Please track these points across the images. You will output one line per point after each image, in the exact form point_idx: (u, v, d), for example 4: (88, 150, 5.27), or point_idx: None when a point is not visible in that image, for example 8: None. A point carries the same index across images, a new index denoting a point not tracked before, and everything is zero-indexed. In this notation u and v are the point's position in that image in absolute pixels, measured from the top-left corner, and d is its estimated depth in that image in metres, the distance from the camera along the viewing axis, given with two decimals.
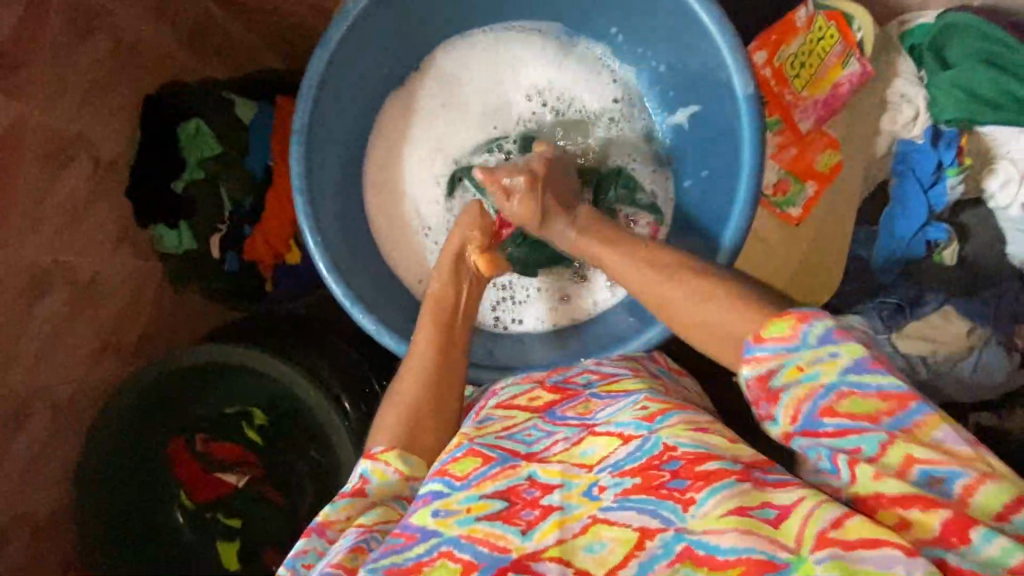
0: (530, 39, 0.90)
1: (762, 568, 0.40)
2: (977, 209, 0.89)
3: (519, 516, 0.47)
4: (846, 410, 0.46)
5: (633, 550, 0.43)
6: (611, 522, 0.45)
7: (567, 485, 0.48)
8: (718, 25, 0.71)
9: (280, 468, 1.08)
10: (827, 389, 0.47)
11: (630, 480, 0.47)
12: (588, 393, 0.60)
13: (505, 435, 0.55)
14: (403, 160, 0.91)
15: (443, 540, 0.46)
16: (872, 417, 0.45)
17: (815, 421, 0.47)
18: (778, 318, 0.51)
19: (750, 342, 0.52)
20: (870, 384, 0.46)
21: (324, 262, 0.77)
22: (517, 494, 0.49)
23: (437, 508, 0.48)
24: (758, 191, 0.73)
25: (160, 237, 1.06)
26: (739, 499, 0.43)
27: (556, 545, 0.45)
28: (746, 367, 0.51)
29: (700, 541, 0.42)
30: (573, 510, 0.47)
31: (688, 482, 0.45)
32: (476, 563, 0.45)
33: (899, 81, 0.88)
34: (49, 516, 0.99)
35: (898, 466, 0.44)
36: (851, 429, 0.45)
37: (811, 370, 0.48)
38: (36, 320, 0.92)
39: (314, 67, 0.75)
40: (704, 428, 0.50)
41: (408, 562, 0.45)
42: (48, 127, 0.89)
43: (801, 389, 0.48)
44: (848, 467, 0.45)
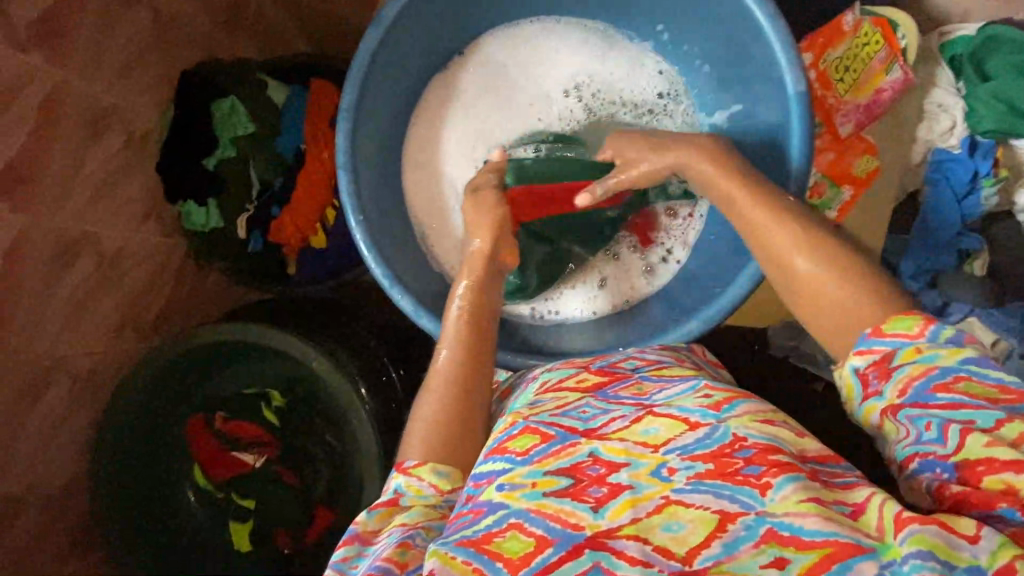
0: (576, 32, 0.91)
1: (851, 550, 0.40)
2: (1008, 221, 0.90)
3: (587, 493, 0.47)
4: (963, 389, 0.46)
5: (715, 531, 0.43)
6: (688, 505, 0.45)
7: (634, 464, 0.48)
8: (771, 24, 0.71)
9: (299, 451, 1.07)
10: (945, 370, 0.47)
11: (703, 465, 0.47)
12: (637, 377, 0.61)
13: (559, 413, 0.56)
14: (444, 146, 0.91)
15: (511, 512, 0.46)
16: (988, 398, 0.45)
17: (927, 395, 0.47)
18: (903, 316, 0.51)
19: (868, 334, 0.52)
20: (989, 374, 0.46)
21: (364, 239, 0.77)
22: (581, 471, 0.49)
23: (502, 483, 0.49)
24: (804, 188, 0.73)
25: (188, 213, 1.06)
26: (815, 491, 0.44)
27: (631, 524, 0.45)
28: (859, 355, 0.52)
29: (784, 523, 0.42)
30: (644, 490, 0.46)
31: (763, 468, 0.45)
32: (549, 539, 0.44)
33: (938, 90, 0.90)
34: (64, 488, 0.99)
35: (1014, 438, 0.43)
36: (966, 403, 0.45)
37: (929, 353, 0.48)
38: (60, 289, 0.92)
39: (366, 45, 0.75)
40: (772, 419, 0.50)
41: (478, 534, 0.46)
42: (85, 98, 0.90)
43: (916, 368, 0.48)
44: (959, 436, 0.44)
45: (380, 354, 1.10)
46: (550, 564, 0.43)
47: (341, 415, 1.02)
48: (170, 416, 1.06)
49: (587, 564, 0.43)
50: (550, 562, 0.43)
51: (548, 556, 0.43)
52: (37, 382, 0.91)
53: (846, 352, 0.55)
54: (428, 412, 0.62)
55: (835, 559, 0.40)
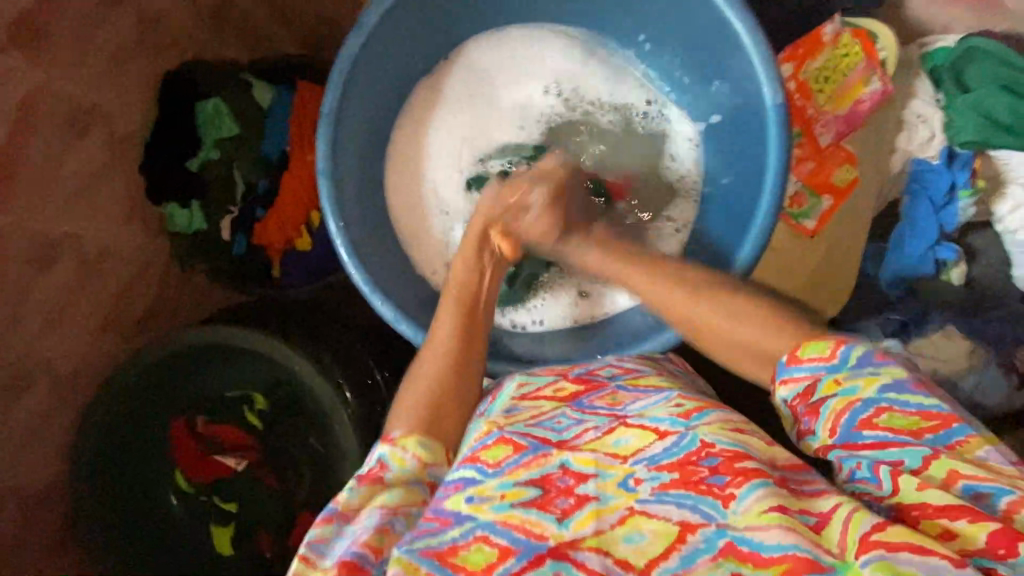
0: (562, 37, 0.91)
1: (808, 566, 0.40)
2: (985, 231, 0.93)
3: (554, 504, 0.47)
4: (885, 424, 0.47)
5: (674, 543, 0.44)
6: (650, 516, 0.45)
7: (602, 475, 0.49)
8: (751, 36, 0.72)
9: (281, 454, 1.07)
10: (868, 402, 0.49)
11: (668, 475, 0.48)
12: (613, 386, 0.62)
13: (534, 423, 0.56)
14: (428, 151, 0.91)
15: (478, 524, 0.46)
16: (912, 432, 0.46)
17: (855, 432, 0.49)
18: (816, 339, 0.54)
19: (785, 362, 0.55)
20: (910, 400, 0.48)
21: (344, 245, 0.77)
22: (551, 482, 0.49)
23: (471, 495, 0.48)
24: (781, 199, 0.73)
25: (171, 215, 1.05)
26: (782, 499, 0.44)
27: (595, 535, 0.45)
28: (784, 386, 0.55)
29: (743, 538, 0.43)
30: (610, 501, 0.47)
31: (728, 478, 0.46)
32: (513, 549, 0.45)
33: (916, 102, 0.90)
34: (45, 491, 0.98)
35: (942, 479, 0.44)
36: (893, 442, 0.47)
37: (848, 385, 0.50)
38: (39, 291, 0.91)
39: (347, 51, 0.75)
40: (741, 429, 0.51)
41: (444, 545, 0.45)
42: (67, 99, 0.89)
43: (840, 402, 0.50)
44: (890, 478, 0.45)
45: (364, 357, 1.09)
46: (513, 574, 0.43)
47: (322, 420, 1.01)
48: (149, 418, 1.04)
49: (548, 574, 0.43)
50: (513, 573, 0.43)
51: (510, 566, 0.44)
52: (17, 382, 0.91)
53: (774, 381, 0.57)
54: (405, 412, 0.62)
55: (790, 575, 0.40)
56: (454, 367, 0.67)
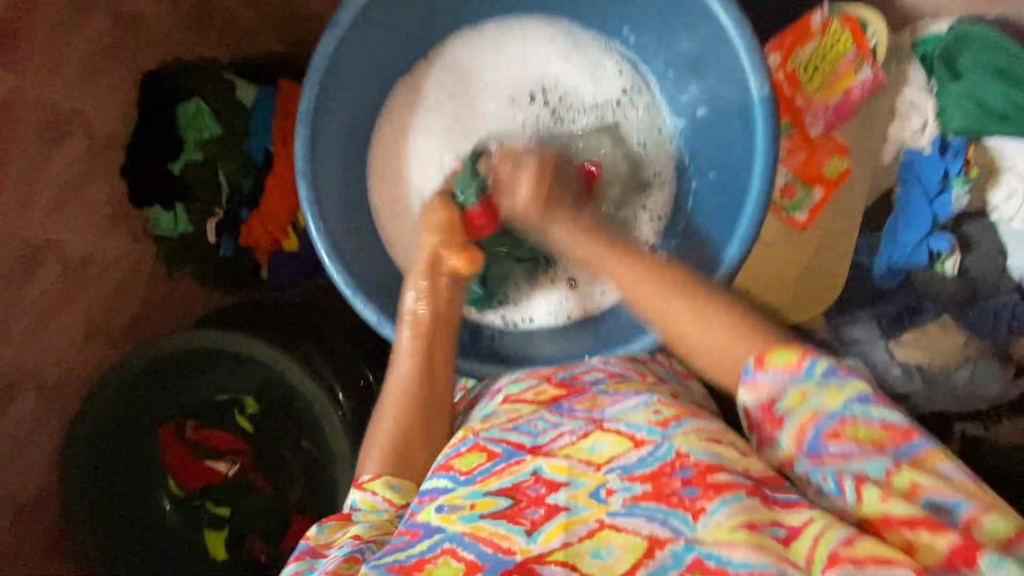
0: (546, 29, 0.89)
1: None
2: (978, 220, 0.90)
3: (524, 515, 0.46)
4: (851, 436, 0.47)
5: (642, 559, 0.43)
6: (620, 529, 0.45)
7: (574, 484, 0.48)
8: (735, 27, 0.70)
9: (272, 457, 1.06)
10: (832, 415, 0.48)
11: (640, 487, 0.46)
12: (595, 391, 0.60)
13: (510, 428, 0.55)
14: (407, 150, 0.89)
15: (447, 536, 0.46)
16: (876, 445, 0.46)
17: (819, 445, 0.48)
18: (783, 347, 0.52)
19: (751, 366, 0.53)
20: (871, 415, 0.47)
21: (325, 248, 0.76)
22: (522, 491, 0.48)
23: (442, 504, 0.49)
24: (768, 195, 0.71)
25: (156, 218, 1.04)
26: (751, 514, 0.43)
27: (562, 549, 0.44)
28: (746, 393, 0.53)
29: (711, 553, 0.42)
30: (580, 512, 0.46)
31: (699, 491, 0.45)
32: (480, 564, 0.45)
33: (909, 90, 0.89)
34: (34, 499, 0.98)
35: (904, 489, 0.44)
36: (856, 454, 0.46)
37: (814, 397, 0.49)
38: (24, 299, 0.90)
39: (324, 50, 0.74)
40: (718, 437, 0.50)
41: (411, 559, 0.46)
42: (44, 104, 0.88)
43: (806, 415, 0.49)
44: (854, 491, 0.45)
45: (355, 358, 1.08)
46: None
47: (315, 421, 1.01)
48: (138, 426, 1.03)
49: None
50: None
51: None
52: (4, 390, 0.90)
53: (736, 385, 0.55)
54: None
55: None
56: (421, 401, 0.67)
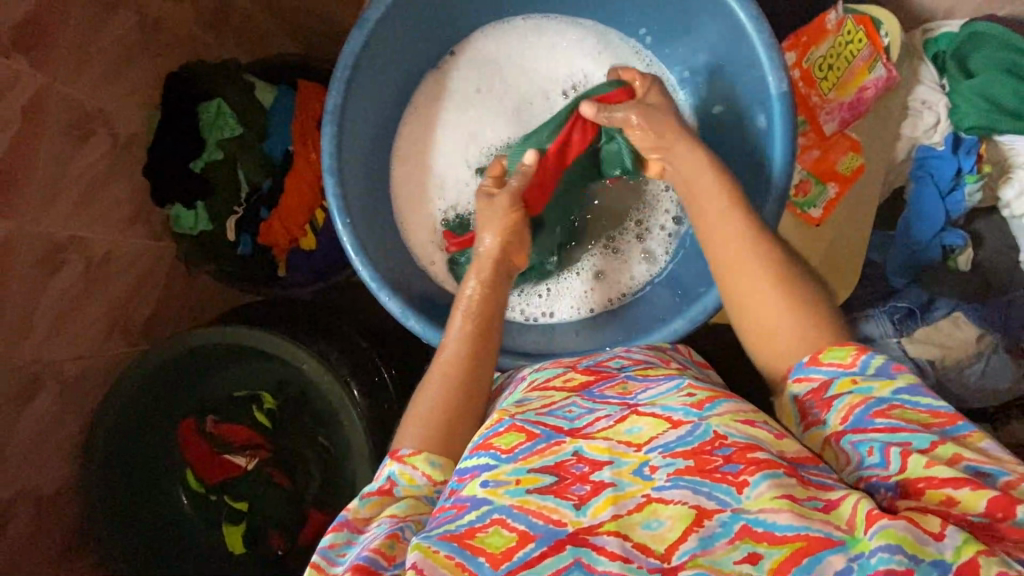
0: (569, 31, 0.91)
1: (823, 543, 0.41)
2: (991, 217, 0.92)
3: (570, 491, 0.47)
4: (899, 415, 0.49)
5: (691, 526, 0.44)
6: (667, 502, 0.45)
7: (618, 463, 0.49)
8: (754, 24, 0.71)
9: (290, 453, 1.07)
10: (881, 399, 0.50)
11: (683, 462, 0.47)
12: (623, 375, 0.62)
13: (545, 412, 0.57)
14: (434, 143, 0.91)
15: (495, 507, 0.47)
16: (922, 424, 0.48)
17: (866, 420, 0.50)
18: (840, 345, 0.55)
19: (805, 363, 0.56)
20: (919, 401, 0.50)
21: (350, 240, 0.77)
22: (565, 469, 0.49)
23: (486, 480, 0.49)
24: (786, 193, 0.73)
25: (177, 216, 1.06)
26: (790, 488, 0.44)
27: (612, 520, 0.45)
28: (798, 383, 0.56)
29: (757, 520, 0.43)
30: (626, 488, 0.47)
31: (741, 466, 0.46)
32: (532, 535, 0.45)
33: (921, 88, 0.90)
34: (53, 494, 0.98)
35: (948, 458, 0.45)
36: (903, 428, 0.48)
37: (864, 383, 0.52)
38: (48, 294, 0.91)
39: (351, 47, 0.75)
40: (752, 420, 0.50)
41: (461, 528, 0.47)
42: (71, 102, 0.89)
43: (856, 397, 0.51)
44: (899, 459, 0.46)
45: (370, 354, 1.10)
46: (532, 559, 0.44)
47: (333, 417, 1.02)
48: (160, 419, 1.05)
49: (569, 560, 0.44)
50: (532, 558, 0.44)
51: (530, 551, 0.44)
52: (27, 386, 0.90)
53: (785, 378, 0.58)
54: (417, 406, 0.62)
55: (805, 552, 0.41)
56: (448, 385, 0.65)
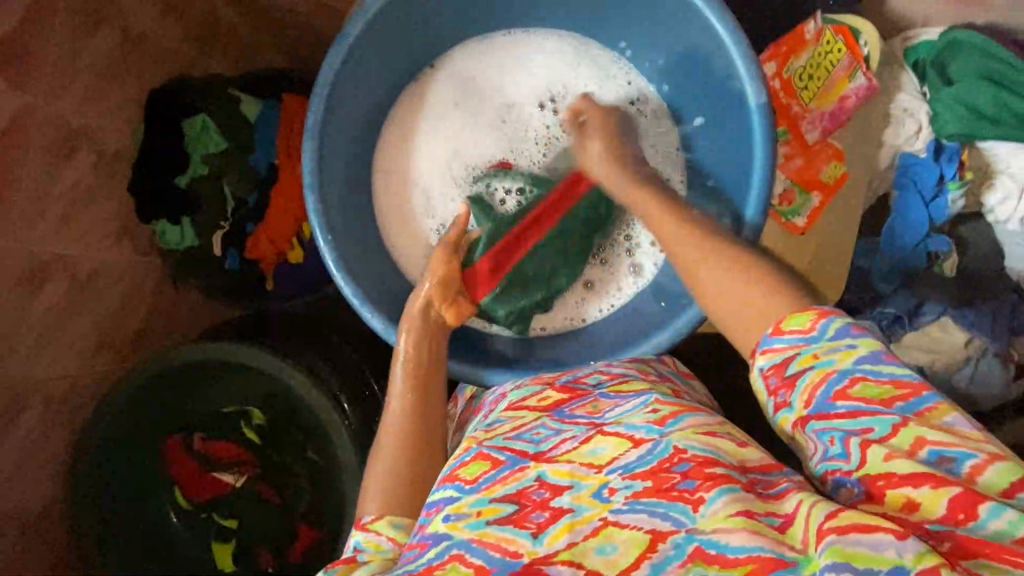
0: (551, 44, 0.91)
1: (774, 565, 0.41)
2: (975, 223, 0.93)
3: (530, 519, 0.48)
4: (859, 394, 0.47)
5: (646, 552, 0.44)
6: (623, 525, 0.46)
7: (578, 486, 0.50)
8: (732, 37, 0.71)
9: (279, 469, 1.07)
10: (843, 373, 0.48)
11: (641, 483, 0.48)
12: (596, 394, 0.63)
13: (512, 436, 0.58)
14: (417, 158, 0.91)
15: (455, 542, 0.47)
16: (884, 401, 0.47)
17: (828, 403, 0.48)
18: (799, 311, 0.52)
19: (768, 334, 0.53)
20: (882, 372, 0.48)
21: (333, 258, 0.76)
22: (526, 496, 0.50)
23: (449, 514, 0.50)
24: (768, 203, 0.73)
25: (162, 231, 1.04)
26: (747, 503, 0.45)
27: (567, 549, 0.45)
28: (762, 355, 0.53)
29: (711, 541, 0.43)
30: (584, 512, 0.48)
31: (698, 483, 0.47)
32: (488, 568, 0.45)
33: (903, 95, 0.90)
34: (39, 515, 0.97)
35: (909, 446, 0.45)
36: (864, 410, 0.47)
37: (825, 357, 0.49)
38: (32, 314, 0.90)
39: (330, 65, 0.75)
40: (712, 431, 0.52)
41: (419, 568, 0.47)
42: (54, 121, 0.88)
43: (817, 373, 0.49)
44: (859, 450, 0.46)
45: (359, 368, 1.09)
46: None
47: (323, 433, 1.01)
48: (147, 437, 1.03)
49: None
50: None
51: None
52: (12, 405, 0.90)
53: (752, 351, 0.55)
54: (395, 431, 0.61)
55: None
56: None
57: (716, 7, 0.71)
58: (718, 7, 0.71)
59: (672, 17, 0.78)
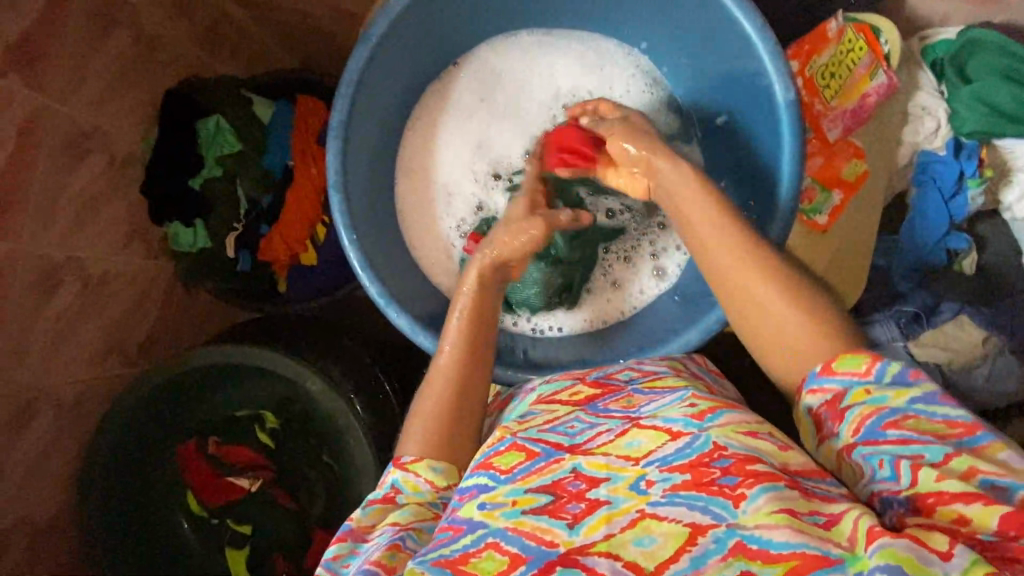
0: (575, 45, 0.91)
1: (817, 563, 0.41)
2: (994, 219, 0.94)
3: (565, 510, 0.48)
4: (912, 427, 0.48)
5: (685, 546, 0.44)
6: (661, 518, 0.46)
7: (614, 479, 0.50)
8: (760, 34, 0.71)
9: (293, 473, 1.05)
10: (895, 409, 0.49)
11: (680, 476, 0.48)
12: (629, 389, 0.63)
13: (546, 429, 0.58)
14: (438, 156, 0.91)
15: (491, 531, 0.48)
16: (938, 435, 0.47)
17: (879, 431, 0.49)
18: (851, 353, 0.53)
19: (818, 372, 0.54)
20: (936, 411, 0.48)
21: (358, 257, 0.76)
22: (562, 487, 0.50)
23: (483, 502, 0.51)
24: (796, 200, 0.73)
25: (175, 234, 1.04)
26: (789, 503, 0.45)
27: (605, 540, 0.46)
28: (812, 394, 0.54)
29: (753, 537, 0.43)
30: (621, 504, 0.48)
31: (739, 479, 0.46)
32: (524, 556, 0.46)
33: (922, 94, 0.91)
34: (51, 521, 0.95)
35: (962, 471, 0.45)
36: (915, 439, 0.47)
37: (878, 394, 0.50)
38: (44, 318, 0.88)
39: (355, 63, 0.75)
40: (755, 431, 0.51)
41: (456, 554, 0.47)
42: (67, 122, 0.87)
43: (867, 408, 0.50)
44: (910, 471, 0.46)
45: (376, 371, 1.08)
46: None
47: (339, 439, 0.98)
48: (160, 440, 1.02)
49: None
50: None
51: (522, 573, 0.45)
52: (24, 409, 0.88)
53: (799, 388, 0.56)
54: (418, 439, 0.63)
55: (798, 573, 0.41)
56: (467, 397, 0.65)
57: (742, 6, 0.71)
58: (744, 5, 0.71)
59: (695, 16, 0.78)
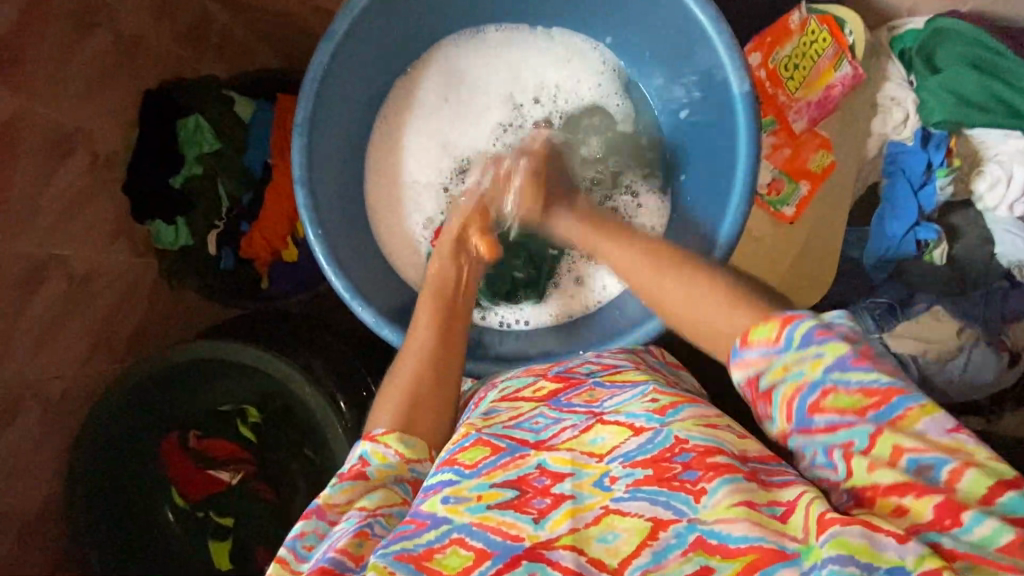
0: (542, 40, 0.92)
1: (774, 556, 0.42)
2: (966, 211, 0.93)
3: (530, 505, 0.49)
4: (833, 406, 0.46)
5: (646, 540, 0.45)
6: (624, 514, 0.47)
7: (579, 474, 0.51)
8: (715, 26, 0.72)
9: (274, 467, 1.07)
10: (814, 384, 0.47)
11: (642, 471, 0.49)
12: (591, 383, 0.64)
13: (512, 424, 0.59)
14: (405, 153, 0.92)
15: (454, 526, 0.48)
16: (858, 410, 0.45)
17: (805, 417, 0.47)
18: (762, 322, 0.51)
19: (736, 346, 0.52)
20: (851, 379, 0.46)
21: (323, 253, 0.77)
22: (528, 483, 0.51)
23: (448, 495, 0.50)
24: (753, 191, 0.74)
25: (157, 232, 1.06)
26: (749, 494, 0.46)
27: (569, 534, 0.47)
28: (736, 371, 0.52)
29: (712, 531, 0.44)
30: (585, 500, 0.49)
31: (699, 473, 0.47)
32: (488, 551, 0.46)
33: (889, 85, 0.91)
34: (39, 514, 0.98)
35: (888, 456, 0.44)
36: (840, 424, 0.46)
37: (795, 369, 0.48)
38: (28, 315, 0.90)
39: (318, 60, 0.75)
40: (714, 424, 0.53)
41: (419, 549, 0.47)
42: (51, 122, 0.89)
43: (789, 387, 0.48)
44: (842, 461, 0.46)
45: (357, 367, 1.09)
46: None
47: (317, 429, 1.01)
48: (145, 435, 1.03)
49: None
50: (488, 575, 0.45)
51: (486, 568, 0.46)
52: (10, 404, 0.90)
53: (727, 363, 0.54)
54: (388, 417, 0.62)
55: (757, 566, 0.42)
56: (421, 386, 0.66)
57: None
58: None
59: (654, 10, 0.79)
